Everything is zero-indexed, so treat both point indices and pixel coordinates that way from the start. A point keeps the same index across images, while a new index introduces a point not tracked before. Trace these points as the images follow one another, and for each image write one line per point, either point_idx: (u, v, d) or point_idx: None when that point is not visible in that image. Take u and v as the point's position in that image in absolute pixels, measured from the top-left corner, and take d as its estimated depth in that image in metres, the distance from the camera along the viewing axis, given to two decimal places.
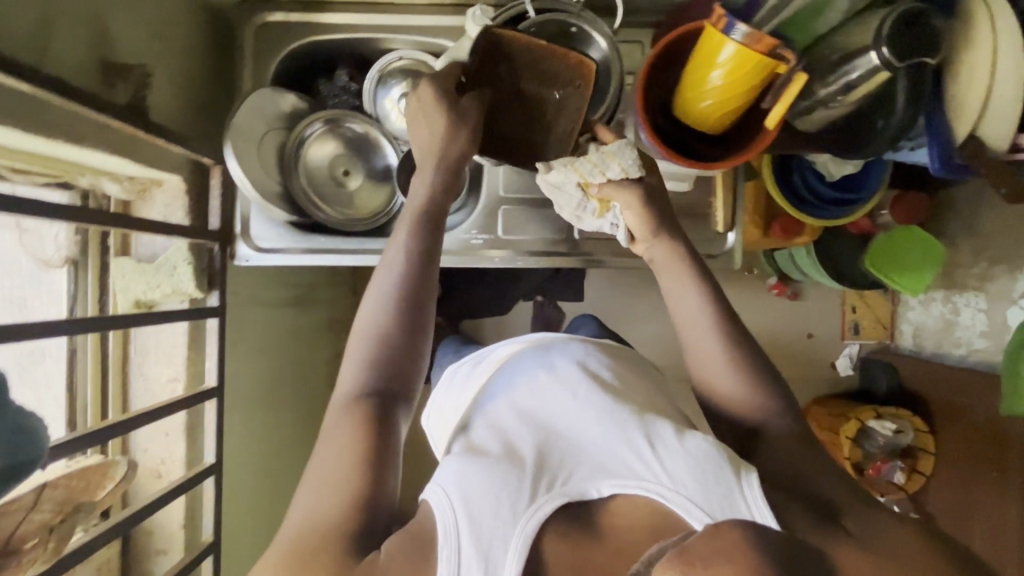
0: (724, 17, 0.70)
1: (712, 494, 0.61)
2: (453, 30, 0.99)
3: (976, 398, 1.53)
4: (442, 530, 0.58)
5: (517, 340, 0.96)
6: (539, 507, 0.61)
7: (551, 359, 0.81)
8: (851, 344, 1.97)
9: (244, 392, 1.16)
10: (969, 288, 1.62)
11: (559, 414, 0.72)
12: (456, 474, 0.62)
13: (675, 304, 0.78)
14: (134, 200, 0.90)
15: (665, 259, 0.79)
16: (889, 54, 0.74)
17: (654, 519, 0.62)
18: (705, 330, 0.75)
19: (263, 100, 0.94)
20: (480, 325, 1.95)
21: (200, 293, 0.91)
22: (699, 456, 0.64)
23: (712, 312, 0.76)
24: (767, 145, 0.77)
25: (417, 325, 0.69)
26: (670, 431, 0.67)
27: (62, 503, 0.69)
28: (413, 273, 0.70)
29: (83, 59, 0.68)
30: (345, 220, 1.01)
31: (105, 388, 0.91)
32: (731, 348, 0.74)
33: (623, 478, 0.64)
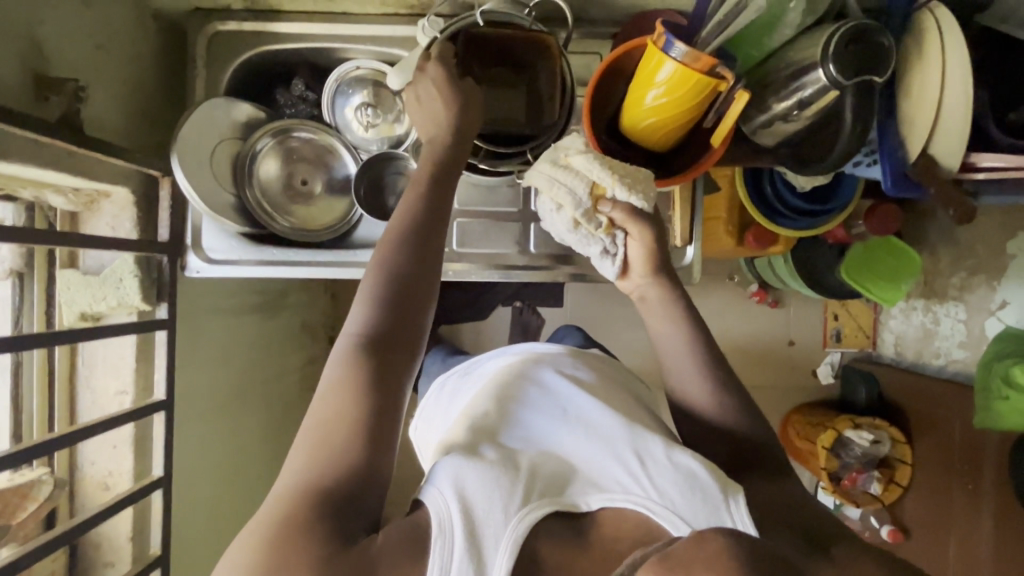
0: (664, 34, 0.69)
1: (698, 509, 0.62)
2: (407, 40, 0.98)
3: (955, 411, 1.52)
4: (434, 530, 0.56)
5: (507, 352, 0.94)
6: (531, 511, 0.60)
7: (542, 372, 0.81)
8: (833, 352, 1.95)
9: (205, 401, 1.15)
10: (949, 298, 1.61)
11: (552, 427, 0.72)
12: (451, 470, 0.60)
13: (656, 328, 0.78)
14: (81, 211, 0.89)
15: (659, 300, 0.78)
16: (836, 72, 0.74)
17: (641, 531, 0.61)
18: (676, 349, 0.76)
19: (212, 111, 0.93)
20: (458, 331, 1.94)
21: (148, 306, 0.90)
22: (685, 472, 0.64)
23: (692, 339, 0.76)
24: (713, 163, 0.76)
25: (420, 294, 0.66)
26: (658, 444, 0.67)
27: None
28: (416, 242, 0.67)
29: (8, 75, 0.67)
30: (300, 231, 1.00)
31: (51, 400, 0.90)
32: (698, 370, 0.75)
33: (612, 491, 0.64)
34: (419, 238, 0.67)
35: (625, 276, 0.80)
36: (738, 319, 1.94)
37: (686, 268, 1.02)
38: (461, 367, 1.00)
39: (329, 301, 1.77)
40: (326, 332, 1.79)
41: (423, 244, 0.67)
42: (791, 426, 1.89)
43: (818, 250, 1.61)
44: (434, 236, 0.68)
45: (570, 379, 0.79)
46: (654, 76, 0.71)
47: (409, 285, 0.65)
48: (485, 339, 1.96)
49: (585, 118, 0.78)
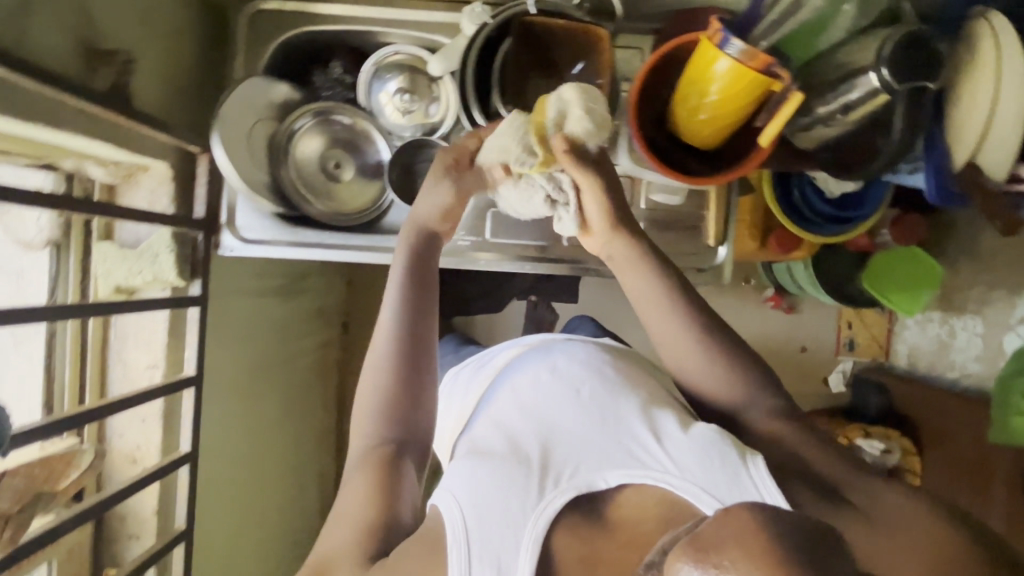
0: (721, 31, 0.69)
1: (722, 480, 0.58)
2: (449, 27, 0.98)
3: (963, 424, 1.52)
4: (451, 540, 0.58)
5: (518, 342, 0.94)
6: (548, 505, 0.60)
7: (550, 356, 0.79)
8: (845, 361, 1.95)
9: (227, 380, 1.16)
10: (967, 311, 1.59)
11: (555, 408, 0.71)
12: (463, 481, 0.63)
13: (642, 303, 0.72)
14: (119, 183, 0.89)
15: (626, 258, 0.73)
16: (889, 76, 0.73)
17: (665, 508, 0.58)
18: (664, 317, 0.70)
19: (252, 89, 0.93)
20: (470, 321, 1.94)
21: (182, 282, 0.90)
22: (705, 442, 0.61)
23: (672, 301, 0.70)
24: (760, 162, 0.75)
25: (415, 355, 0.71)
26: (674, 422, 0.65)
27: (21, 491, 0.71)
28: (408, 313, 0.72)
29: (65, 43, 0.67)
30: (333, 215, 1.00)
31: (83, 373, 0.90)
32: (700, 340, 0.69)
33: (630, 467, 0.62)
34: (410, 312, 0.72)
35: (587, 233, 0.76)
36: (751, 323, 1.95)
37: (716, 266, 1.02)
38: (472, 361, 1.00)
39: (344, 287, 1.78)
40: (341, 317, 1.79)
41: (414, 314, 0.72)
42: None
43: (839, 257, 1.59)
44: (426, 304, 0.73)
45: (581, 361, 0.77)
46: (706, 72, 0.71)
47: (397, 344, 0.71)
48: (497, 330, 1.95)
49: (631, 111, 0.77)
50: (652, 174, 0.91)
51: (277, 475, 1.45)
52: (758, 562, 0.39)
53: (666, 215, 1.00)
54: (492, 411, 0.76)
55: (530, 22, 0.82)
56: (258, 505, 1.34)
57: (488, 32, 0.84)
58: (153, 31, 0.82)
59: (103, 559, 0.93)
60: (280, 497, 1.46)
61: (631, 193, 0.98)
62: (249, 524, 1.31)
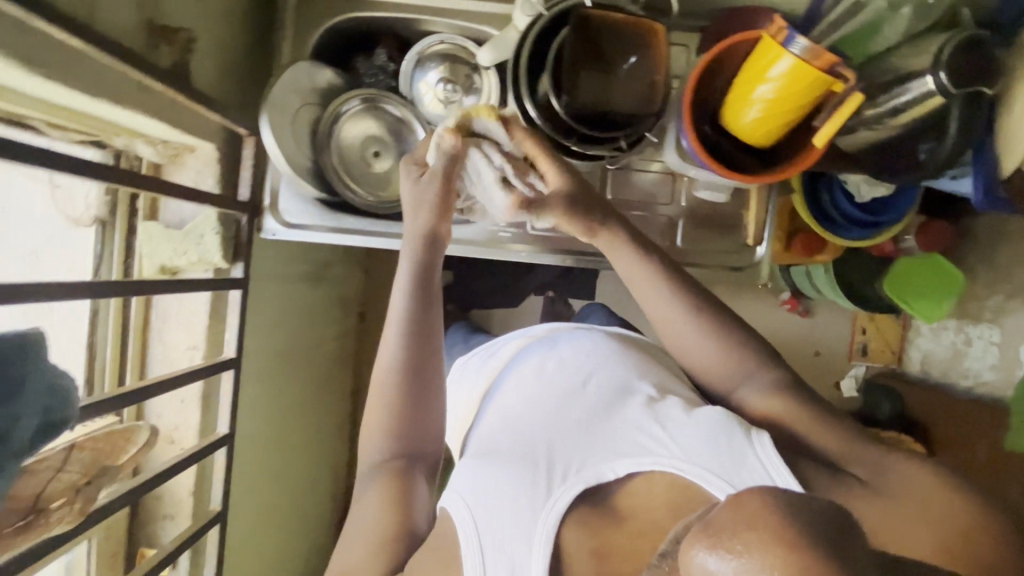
0: (785, 29, 0.69)
1: (729, 464, 0.58)
2: (497, 18, 0.98)
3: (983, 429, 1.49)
4: (464, 537, 0.60)
5: (526, 332, 0.96)
6: (557, 499, 0.61)
7: (556, 352, 0.81)
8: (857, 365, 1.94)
9: (258, 364, 1.16)
10: (983, 320, 1.58)
11: (561, 400, 0.73)
12: (473, 477, 0.65)
13: (637, 288, 0.75)
14: (166, 164, 0.89)
15: (618, 244, 0.76)
16: (946, 80, 0.74)
17: (674, 495, 0.58)
18: (658, 300, 0.73)
19: (300, 72, 0.93)
20: (488, 314, 1.93)
21: (225, 264, 0.90)
22: (711, 428, 0.61)
23: (667, 285, 0.73)
24: (812, 163, 0.75)
25: (419, 368, 0.74)
26: (678, 409, 0.66)
27: (87, 465, 0.66)
28: (413, 330, 0.75)
29: (130, 19, 0.67)
30: (375, 202, 0.99)
31: (125, 352, 0.90)
32: (692, 317, 0.72)
33: (639, 456, 0.62)
34: (414, 328, 0.75)
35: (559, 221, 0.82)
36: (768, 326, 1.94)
37: (754, 265, 1.03)
38: (481, 348, 1.02)
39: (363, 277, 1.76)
40: (358, 307, 1.78)
41: (418, 331, 0.75)
42: None
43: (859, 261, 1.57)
44: (428, 318, 0.76)
45: (585, 351, 0.80)
46: (766, 70, 0.71)
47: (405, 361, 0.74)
48: (515, 324, 1.94)
49: (684, 107, 0.78)
50: (695, 172, 0.90)
51: (298, 462, 1.44)
52: (775, 547, 0.35)
53: (707, 211, 1.00)
54: (500, 404, 0.78)
55: (588, 14, 0.82)
56: (280, 491, 1.34)
57: (542, 25, 0.84)
58: (209, 11, 0.81)
59: (138, 538, 0.93)
60: (300, 484, 1.46)
61: (671, 191, 1.00)
62: (272, 509, 1.31)
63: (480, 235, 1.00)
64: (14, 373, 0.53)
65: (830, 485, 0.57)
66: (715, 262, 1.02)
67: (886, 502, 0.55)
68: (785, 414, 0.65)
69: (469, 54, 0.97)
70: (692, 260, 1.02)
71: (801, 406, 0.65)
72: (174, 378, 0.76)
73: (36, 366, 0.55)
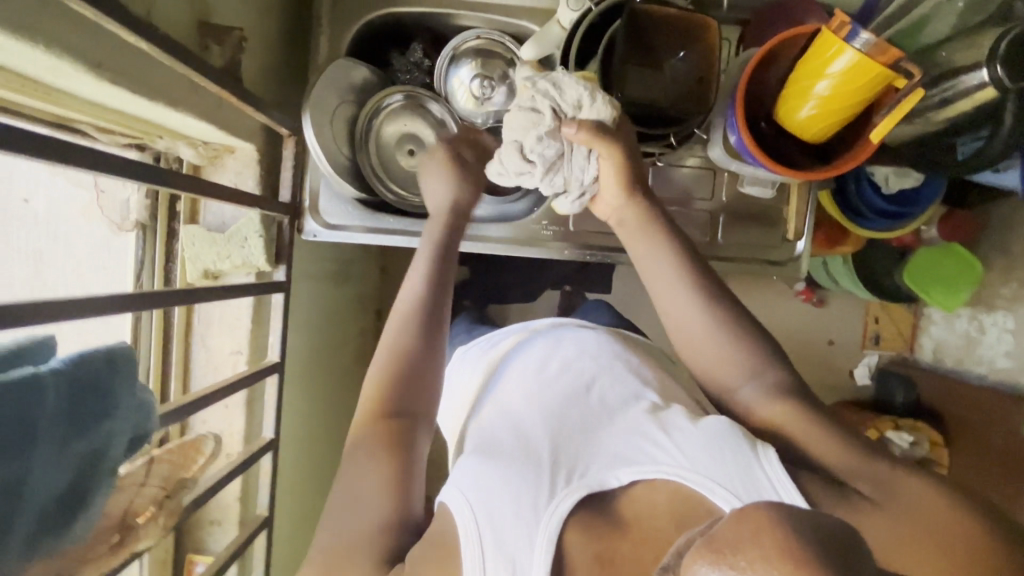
0: (848, 24, 0.69)
1: (735, 474, 0.55)
2: (537, 12, 0.96)
3: (996, 418, 1.33)
4: (462, 531, 0.56)
5: (524, 326, 0.94)
6: (559, 502, 0.56)
7: (557, 352, 0.78)
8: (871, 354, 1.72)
9: (295, 366, 1.13)
10: (997, 307, 1.43)
11: (563, 402, 0.70)
12: (471, 475, 0.61)
13: (656, 280, 0.71)
14: (206, 166, 0.87)
15: (636, 220, 0.74)
16: (1002, 73, 0.73)
17: (677, 504, 0.55)
18: (671, 291, 0.69)
19: (336, 71, 0.91)
20: (504, 311, 1.66)
21: (268, 267, 0.89)
22: (715, 434, 0.58)
23: (684, 278, 0.70)
24: (867, 158, 0.75)
25: (424, 348, 0.73)
26: (683, 417, 0.63)
27: (166, 480, 0.63)
28: (422, 313, 0.74)
29: (180, 18, 0.66)
30: (411, 201, 0.98)
31: (167, 360, 0.89)
32: (704, 309, 0.68)
33: (641, 464, 0.59)
34: (423, 309, 0.74)
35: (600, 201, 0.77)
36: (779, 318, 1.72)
37: (795, 260, 1.03)
38: (482, 339, 0.99)
39: (378, 275, 1.62)
40: (375, 305, 1.63)
41: (428, 313, 0.74)
42: None
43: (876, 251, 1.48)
44: (439, 303, 0.76)
45: (588, 352, 0.77)
46: (826, 65, 0.70)
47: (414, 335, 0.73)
48: None
49: (738, 102, 0.77)
50: (742, 168, 0.90)
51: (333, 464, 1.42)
52: (778, 564, 0.33)
53: (751, 205, 1.00)
54: (497, 403, 0.74)
55: (640, 9, 0.80)
56: (314, 493, 1.32)
57: (591, 19, 0.84)
58: (249, 9, 0.80)
59: (185, 546, 0.93)
60: None
61: (712, 186, 1.00)
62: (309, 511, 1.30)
63: (522, 233, 0.99)
64: (108, 391, 0.49)
65: (833, 501, 0.54)
66: (754, 256, 1.02)
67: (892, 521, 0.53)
68: (782, 420, 0.62)
69: (506, 49, 0.96)
70: (727, 255, 1.02)
71: (800, 413, 0.62)
72: (223, 387, 0.73)
73: (124, 384, 0.51)
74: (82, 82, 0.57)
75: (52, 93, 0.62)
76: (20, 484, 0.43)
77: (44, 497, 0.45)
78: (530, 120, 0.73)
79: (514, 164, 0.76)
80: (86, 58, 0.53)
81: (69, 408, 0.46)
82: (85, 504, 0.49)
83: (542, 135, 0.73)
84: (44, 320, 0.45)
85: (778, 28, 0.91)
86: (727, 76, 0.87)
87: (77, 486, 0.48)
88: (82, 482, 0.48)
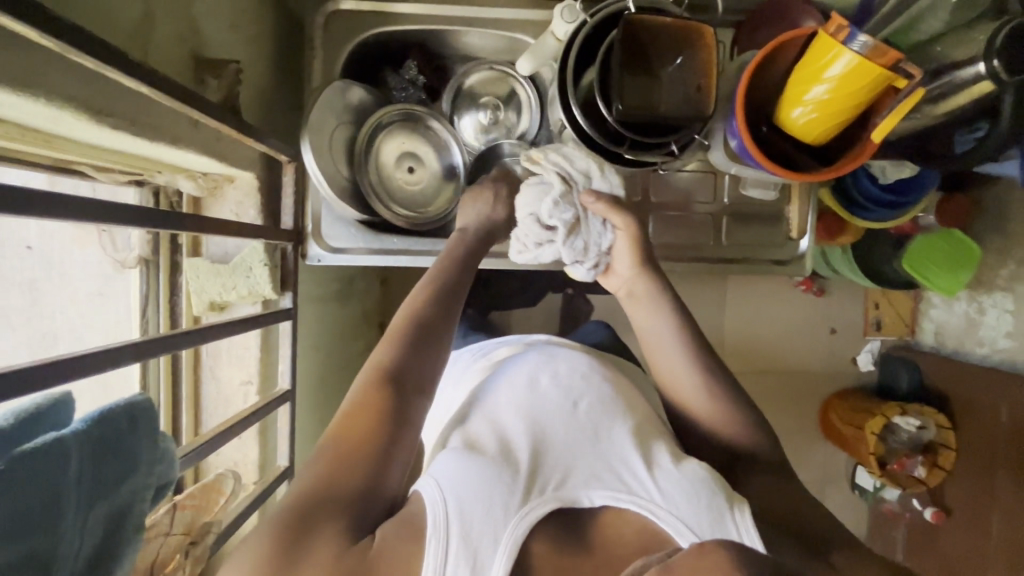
0: (846, 28, 0.68)
1: (704, 517, 0.58)
2: (530, 24, 0.96)
3: (999, 396, 1.32)
4: (431, 515, 0.55)
5: (521, 340, 0.93)
6: (530, 510, 0.57)
7: (557, 356, 0.76)
8: (873, 340, 1.69)
9: (303, 390, 1.12)
10: (996, 288, 1.42)
11: (549, 411, 0.67)
12: (450, 469, 0.59)
13: (668, 361, 0.75)
14: (205, 197, 0.86)
15: (648, 295, 0.78)
16: (997, 65, 0.75)
17: (644, 537, 0.58)
18: (684, 369, 0.73)
19: (334, 93, 0.89)
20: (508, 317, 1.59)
21: (275, 295, 0.88)
22: (694, 479, 0.61)
23: (683, 344, 0.74)
24: (867, 158, 0.75)
25: (437, 326, 0.69)
26: (664, 452, 0.64)
27: (190, 524, 0.64)
28: (442, 296, 0.72)
29: (176, 55, 0.66)
30: (412, 218, 0.95)
31: (177, 396, 0.88)
32: (708, 389, 0.72)
33: (616, 490, 0.60)
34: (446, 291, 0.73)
35: (611, 274, 0.82)
36: (779, 312, 1.69)
37: (798, 258, 1.03)
38: (472, 348, 0.99)
39: (380, 288, 1.58)
40: (378, 319, 1.59)
41: (447, 297, 0.72)
42: (832, 412, 1.65)
43: (874, 241, 1.46)
44: (455, 291, 0.74)
45: (580, 370, 0.73)
46: (824, 70, 0.70)
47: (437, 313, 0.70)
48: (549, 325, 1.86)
49: (739, 106, 0.77)
50: (742, 170, 0.90)
51: None
52: None
53: (754, 206, 1.00)
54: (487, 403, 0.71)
55: (635, 19, 0.80)
56: None
57: (587, 31, 0.84)
58: (242, 39, 0.79)
59: None
60: None
61: (713, 188, 1.00)
62: None
63: None
64: (129, 447, 0.49)
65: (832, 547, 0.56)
66: (757, 256, 1.02)
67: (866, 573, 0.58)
68: (780, 488, 0.68)
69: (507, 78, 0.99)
70: (729, 257, 1.02)
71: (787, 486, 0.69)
72: (239, 422, 0.72)
73: (145, 437, 0.50)
74: (87, 130, 0.57)
75: (53, 140, 0.61)
76: (52, 553, 0.43)
77: (72, 562, 0.45)
78: (543, 192, 0.79)
79: (533, 234, 0.80)
80: (88, 105, 0.53)
81: (95, 469, 0.46)
82: (115, 563, 0.49)
83: (556, 202, 0.78)
84: (67, 374, 0.45)
85: (771, 29, 0.91)
86: (725, 81, 0.87)
87: (106, 544, 0.48)
88: (110, 541, 0.48)
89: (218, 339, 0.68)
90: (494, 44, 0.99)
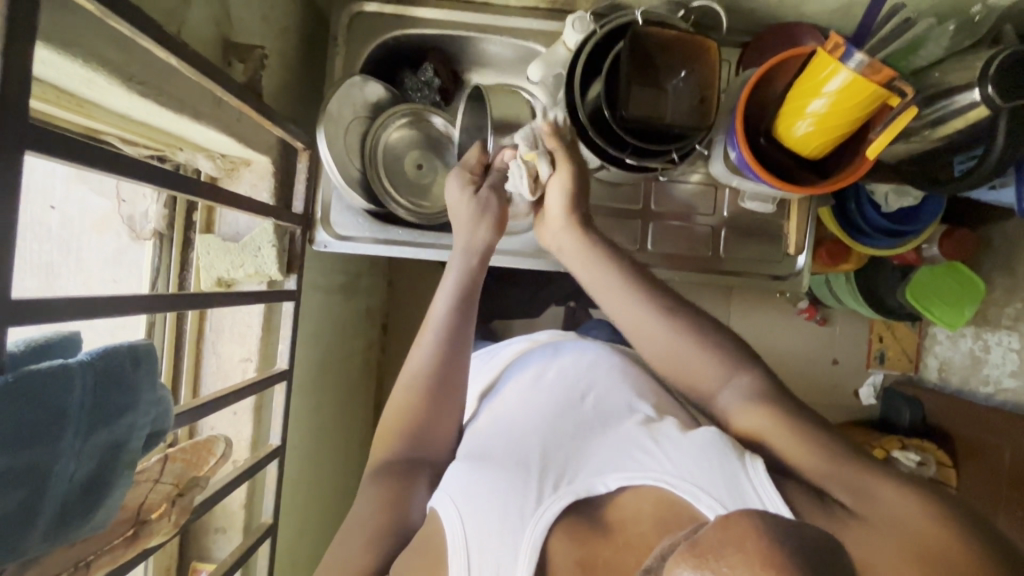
0: (843, 45, 0.71)
1: (721, 482, 0.55)
2: (543, 34, 1.00)
3: (1002, 437, 1.26)
4: (450, 536, 0.58)
5: (531, 336, 0.96)
6: (547, 507, 0.58)
7: (563, 355, 0.81)
8: (874, 373, 1.66)
9: (303, 377, 1.14)
10: (1002, 326, 1.36)
11: (557, 410, 0.71)
12: (463, 485, 0.62)
13: (605, 296, 0.73)
14: (223, 178, 0.90)
15: (583, 246, 0.77)
16: (992, 92, 0.76)
17: (660, 510, 0.55)
18: (620, 296, 0.72)
19: (350, 88, 0.92)
20: (509, 325, 1.58)
21: (280, 276, 0.90)
22: (704, 444, 0.58)
23: (637, 292, 0.71)
24: (863, 172, 0.77)
25: (444, 394, 0.77)
26: (674, 428, 0.64)
27: (179, 476, 0.65)
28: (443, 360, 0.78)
29: (205, 34, 0.71)
30: (418, 212, 0.98)
31: (178, 367, 0.92)
32: (662, 318, 0.69)
33: (630, 470, 0.60)
34: (446, 345, 0.78)
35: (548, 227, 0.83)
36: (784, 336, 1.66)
37: (797, 275, 1.04)
38: (486, 348, 1.02)
39: (386, 288, 1.61)
40: (381, 318, 1.61)
41: (452, 345, 0.78)
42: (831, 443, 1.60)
43: (877, 269, 1.42)
44: (464, 346, 0.79)
45: (585, 360, 0.79)
46: (823, 84, 0.73)
47: (435, 380, 0.77)
48: None
49: (740, 122, 0.80)
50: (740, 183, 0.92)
51: (336, 480, 1.40)
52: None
53: (754, 222, 1.03)
54: (496, 410, 0.76)
55: (640, 30, 0.83)
56: (320, 509, 1.30)
57: (596, 40, 0.87)
58: (268, 30, 0.85)
59: (188, 554, 0.95)
60: (337, 502, 1.42)
61: (713, 201, 1.02)
62: (314, 528, 1.28)
63: (528, 246, 0.99)
64: (132, 383, 0.51)
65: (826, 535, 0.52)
66: (756, 269, 1.03)
67: (872, 543, 0.50)
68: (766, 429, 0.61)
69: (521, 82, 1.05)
70: (728, 269, 1.03)
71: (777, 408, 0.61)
72: (239, 388, 0.74)
73: (145, 379, 0.53)
74: (118, 96, 0.62)
75: (86, 106, 0.67)
76: (49, 469, 0.45)
77: (68, 484, 0.48)
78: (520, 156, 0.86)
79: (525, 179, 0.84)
80: (120, 70, 0.58)
81: (95, 400, 0.48)
82: (104, 494, 0.51)
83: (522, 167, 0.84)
84: (70, 312, 0.47)
85: (772, 49, 0.95)
86: (728, 94, 0.89)
87: (100, 473, 0.50)
88: (102, 472, 0.50)
89: (222, 307, 0.70)
90: (510, 52, 1.02)
